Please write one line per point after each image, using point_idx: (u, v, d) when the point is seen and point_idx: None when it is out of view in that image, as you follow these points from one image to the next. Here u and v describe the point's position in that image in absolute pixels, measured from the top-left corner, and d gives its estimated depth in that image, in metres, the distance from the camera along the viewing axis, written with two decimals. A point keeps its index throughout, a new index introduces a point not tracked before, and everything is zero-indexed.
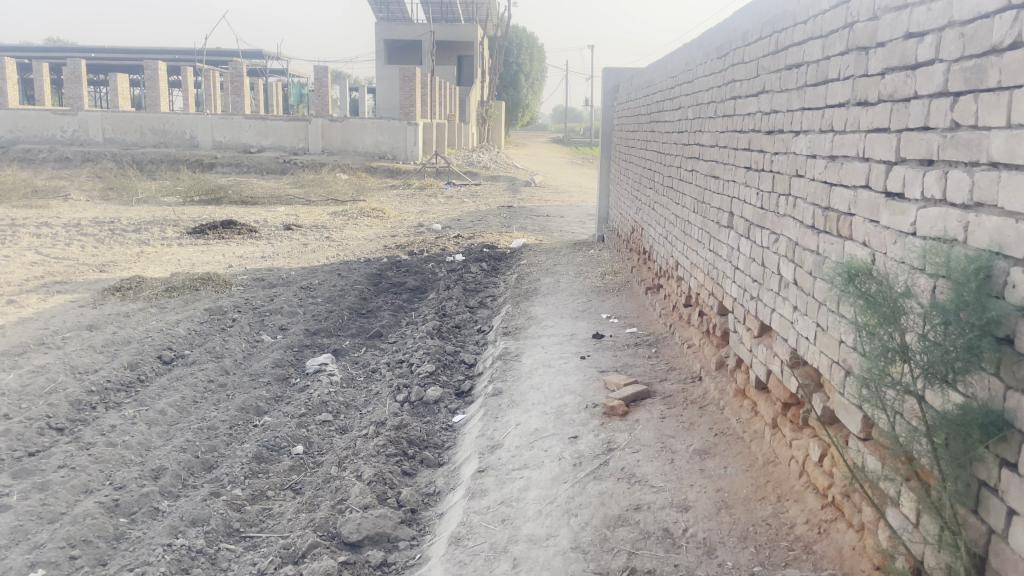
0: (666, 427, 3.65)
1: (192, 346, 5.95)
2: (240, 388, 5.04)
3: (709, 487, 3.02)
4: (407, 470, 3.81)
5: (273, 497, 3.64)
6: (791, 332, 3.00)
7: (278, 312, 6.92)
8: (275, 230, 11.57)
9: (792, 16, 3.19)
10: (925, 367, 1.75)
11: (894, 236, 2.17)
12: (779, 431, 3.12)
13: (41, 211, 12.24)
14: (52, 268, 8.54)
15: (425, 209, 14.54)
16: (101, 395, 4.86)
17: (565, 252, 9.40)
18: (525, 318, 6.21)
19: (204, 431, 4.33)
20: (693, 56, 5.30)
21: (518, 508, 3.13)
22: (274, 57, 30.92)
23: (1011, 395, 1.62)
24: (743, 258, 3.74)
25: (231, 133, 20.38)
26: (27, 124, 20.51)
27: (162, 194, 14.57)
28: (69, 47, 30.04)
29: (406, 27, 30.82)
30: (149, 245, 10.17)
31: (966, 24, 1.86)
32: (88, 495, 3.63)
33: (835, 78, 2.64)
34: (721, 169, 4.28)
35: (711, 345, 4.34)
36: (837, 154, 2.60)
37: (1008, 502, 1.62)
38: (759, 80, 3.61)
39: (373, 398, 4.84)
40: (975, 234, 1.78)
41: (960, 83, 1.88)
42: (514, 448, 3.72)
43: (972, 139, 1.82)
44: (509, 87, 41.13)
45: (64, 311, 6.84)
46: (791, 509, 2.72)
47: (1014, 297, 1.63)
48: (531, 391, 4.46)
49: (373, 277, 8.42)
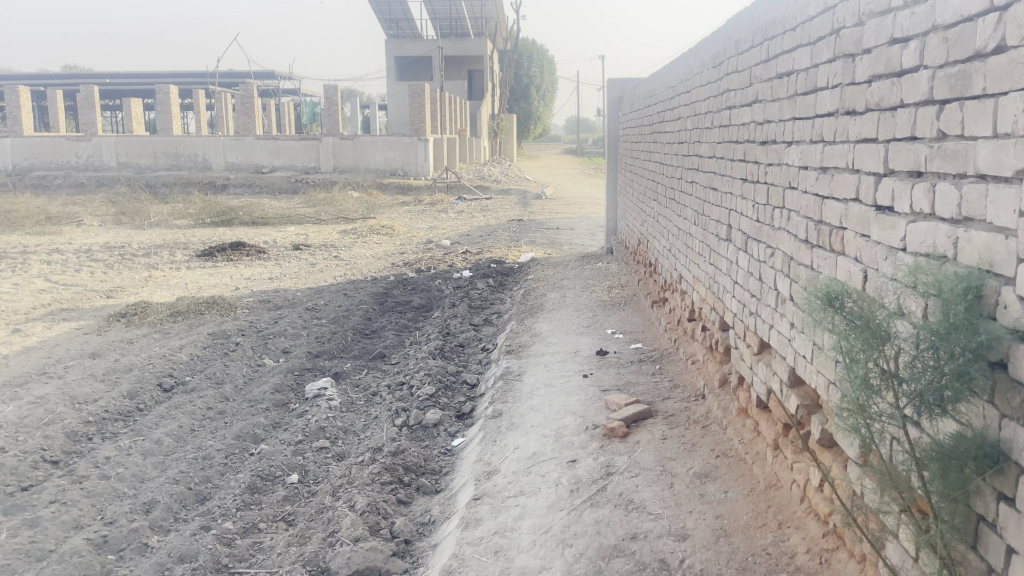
0: (667, 449, 3.53)
1: (193, 371, 5.91)
2: (238, 416, 4.98)
3: (708, 514, 2.90)
4: (402, 498, 3.71)
5: (265, 529, 3.56)
6: (789, 350, 2.89)
7: (282, 335, 6.86)
8: (284, 251, 11.55)
9: (781, 24, 3.09)
10: (915, 395, 1.67)
11: (885, 252, 2.06)
12: (780, 453, 2.99)
13: (53, 238, 12.30)
14: (60, 295, 8.55)
15: (435, 225, 14.47)
16: (99, 425, 4.81)
17: (574, 265, 9.28)
18: (529, 335, 6.12)
19: (199, 461, 4.27)
20: (690, 66, 5.20)
21: (513, 538, 3.03)
22: (285, 77, 31.14)
23: (1006, 424, 1.53)
24: (742, 273, 3.63)
25: (244, 154, 20.41)
26: (42, 151, 20.70)
27: (174, 217, 14.63)
28: (84, 74, 30.41)
29: (415, 44, 30.98)
30: (158, 269, 10.16)
31: (950, 27, 1.77)
32: (78, 531, 3.58)
33: (824, 86, 2.54)
34: (719, 181, 4.18)
35: (714, 361, 4.21)
36: (828, 166, 2.50)
37: (1007, 540, 1.52)
38: (751, 89, 3.51)
39: (372, 422, 4.75)
40: (965, 250, 1.69)
41: (945, 91, 1.79)
42: (511, 473, 3.62)
43: (958, 149, 1.72)
44: (520, 100, 41.09)
45: (68, 339, 6.81)
46: (792, 537, 2.60)
47: (1007, 318, 1.54)
48: (531, 412, 4.35)
49: (378, 296, 8.35)
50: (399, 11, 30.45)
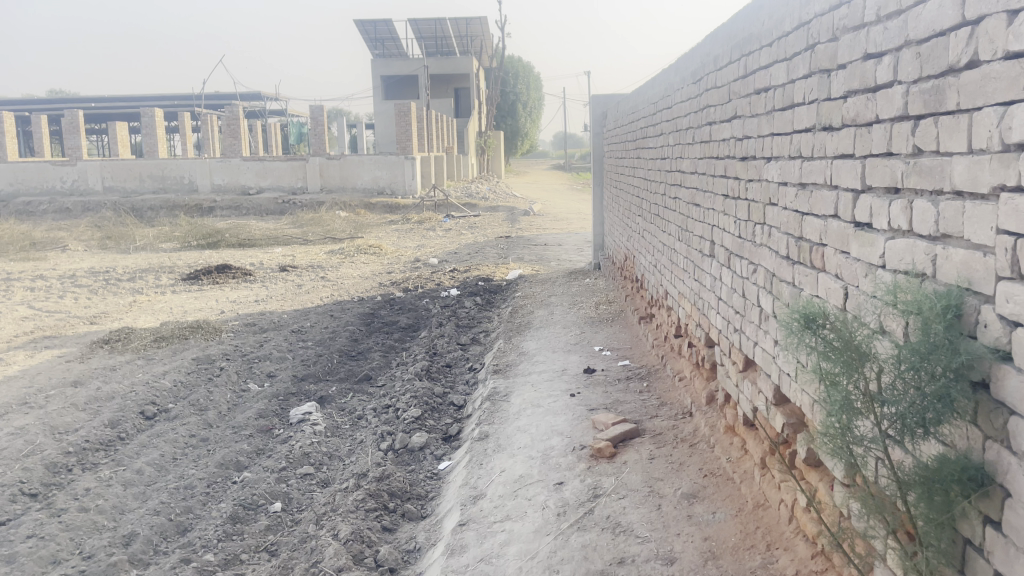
0: (655, 469, 3.49)
1: (177, 399, 5.82)
2: (221, 443, 4.91)
3: (696, 536, 2.85)
4: (388, 526, 3.65)
5: (247, 561, 3.48)
6: (773, 367, 2.86)
7: (267, 358, 6.77)
8: (270, 273, 11.45)
9: (758, 40, 3.09)
10: (896, 418, 1.65)
11: (865, 269, 2.05)
12: (768, 472, 2.95)
13: (38, 264, 12.17)
14: (43, 323, 8.42)
15: (423, 243, 14.43)
16: (79, 456, 4.72)
17: (561, 281, 9.24)
18: (517, 354, 6.07)
19: (180, 491, 4.20)
20: (671, 82, 5.20)
21: (498, 565, 2.98)
22: (271, 98, 31.14)
23: (990, 446, 1.52)
24: (725, 289, 3.60)
25: (230, 176, 20.31)
26: (25, 176, 20.48)
27: (160, 240, 14.50)
28: (68, 98, 30.26)
29: (402, 63, 31.09)
30: (143, 294, 10.06)
31: (923, 42, 1.76)
32: (55, 566, 3.49)
33: (801, 102, 2.53)
34: (701, 197, 4.16)
35: (701, 377, 4.18)
36: (806, 182, 2.49)
37: (994, 564, 1.50)
38: (731, 105, 3.50)
39: (357, 447, 4.68)
40: (944, 267, 1.68)
41: (919, 106, 1.77)
42: (497, 497, 3.56)
43: (935, 165, 1.71)
44: (507, 116, 41.10)
45: (50, 367, 6.70)
46: (781, 559, 2.55)
47: (986, 337, 1.52)
48: (517, 433, 4.30)
49: (365, 317, 8.29)
50: (385, 30, 30.53)
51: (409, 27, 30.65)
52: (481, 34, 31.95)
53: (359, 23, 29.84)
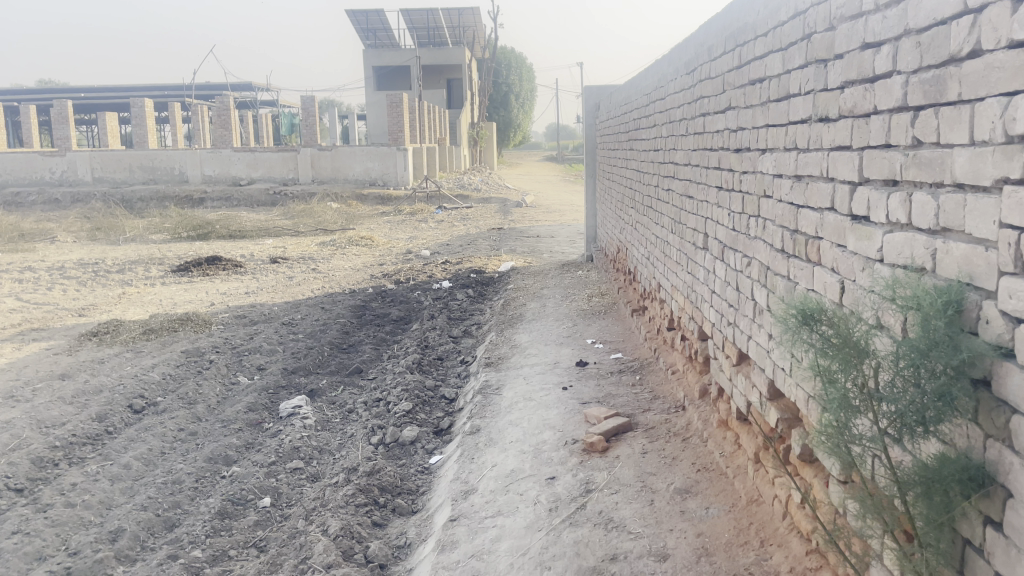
0: (648, 464, 3.45)
1: (166, 392, 5.75)
2: (210, 437, 4.86)
3: (689, 532, 2.83)
4: (378, 521, 3.62)
5: (235, 557, 3.45)
6: (767, 362, 2.84)
7: (257, 351, 6.72)
8: (261, 264, 11.39)
9: (752, 29, 3.04)
10: (895, 416, 1.62)
11: (862, 263, 2.02)
12: (761, 467, 2.93)
13: (26, 255, 12.04)
14: (31, 315, 8.34)
15: (415, 235, 14.37)
16: (66, 450, 4.66)
17: (554, 273, 9.19)
18: (508, 346, 6.03)
19: (168, 485, 4.15)
20: (665, 72, 5.15)
21: (490, 561, 2.95)
22: (262, 89, 30.98)
23: (990, 444, 1.49)
24: (719, 282, 3.56)
25: (221, 167, 20.15)
26: (12, 166, 20.24)
27: (150, 232, 14.37)
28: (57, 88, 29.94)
29: (394, 53, 30.96)
30: (132, 285, 9.97)
31: (923, 31, 1.72)
32: (40, 563, 3.44)
33: (797, 93, 2.48)
34: (694, 189, 4.13)
35: (694, 371, 4.16)
36: (802, 174, 2.46)
37: (994, 565, 1.47)
38: (724, 95, 3.46)
39: (347, 441, 4.65)
40: (944, 262, 1.65)
41: (919, 97, 1.74)
42: (488, 492, 3.53)
43: (934, 157, 1.68)
44: (500, 107, 40.86)
45: (37, 360, 6.63)
46: (775, 556, 2.52)
47: (988, 334, 1.49)
48: (509, 427, 4.26)
49: (356, 309, 8.24)
50: (377, 20, 30.36)
51: (401, 18, 30.49)
52: (472, 25, 31.79)
53: (352, 12, 29.68)
